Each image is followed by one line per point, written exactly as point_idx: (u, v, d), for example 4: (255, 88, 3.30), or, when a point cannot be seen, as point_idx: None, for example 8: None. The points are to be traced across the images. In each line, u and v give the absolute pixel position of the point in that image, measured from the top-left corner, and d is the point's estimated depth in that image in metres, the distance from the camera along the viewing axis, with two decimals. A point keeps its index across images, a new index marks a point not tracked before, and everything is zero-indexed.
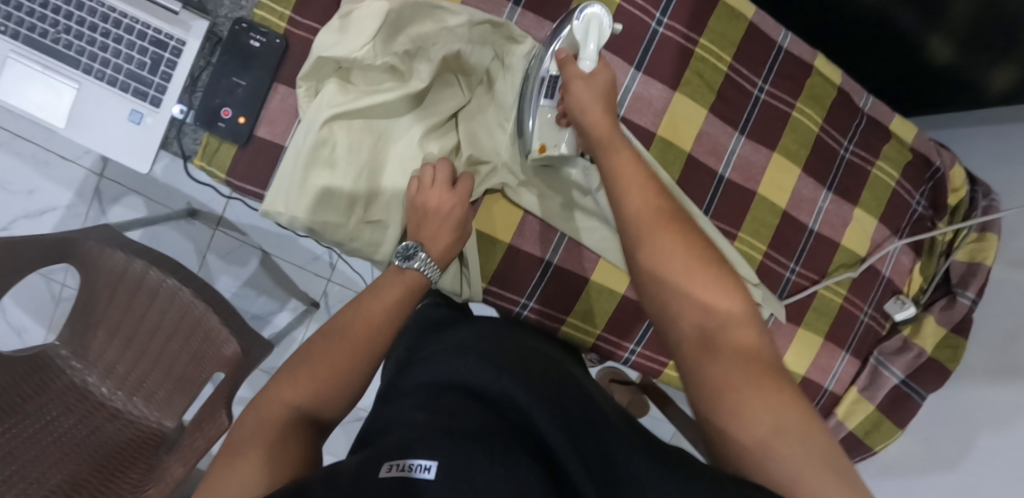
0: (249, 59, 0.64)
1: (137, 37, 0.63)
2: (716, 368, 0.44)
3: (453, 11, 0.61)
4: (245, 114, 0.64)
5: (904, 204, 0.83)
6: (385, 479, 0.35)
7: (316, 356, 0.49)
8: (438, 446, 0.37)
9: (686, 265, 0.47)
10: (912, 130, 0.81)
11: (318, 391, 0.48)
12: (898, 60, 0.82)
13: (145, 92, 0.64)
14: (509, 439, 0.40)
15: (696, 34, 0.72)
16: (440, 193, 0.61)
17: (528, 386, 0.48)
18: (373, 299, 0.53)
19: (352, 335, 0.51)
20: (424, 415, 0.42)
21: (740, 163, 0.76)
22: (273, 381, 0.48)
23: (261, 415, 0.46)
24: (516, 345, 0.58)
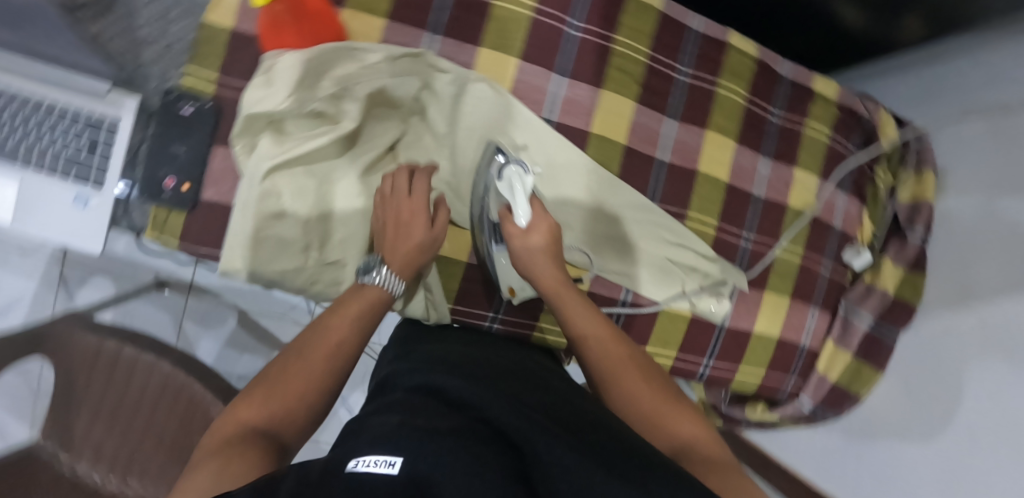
0: (183, 127, 0.65)
1: (71, 122, 0.64)
2: (688, 469, 0.45)
3: (370, 49, 0.63)
4: (188, 180, 0.66)
5: (840, 156, 0.86)
6: (353, 471, 0.36)
7: (274, 376, 0.48)
8: (402, 442, 0.39)
9: (645, 400, 0.52)
10: (834, 87, 0.85)
11: (273, 411, 0.45)
12: (811, 28, 0.86)
13: (87, 175, 0.65)
14: (478, 436, 0.42)
15: (610, 32, 0.75)
16: (411, 204, 0.63)
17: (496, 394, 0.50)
18: (336, 316, 0.53)
19: (313, 351, 0.50)
20: (396, 418, 0.44)
21: (676, 146, 0.79)
22: (228, 407, 0.46)
23: (215, 440, 0.43)
24: (488, 359, 0.61)
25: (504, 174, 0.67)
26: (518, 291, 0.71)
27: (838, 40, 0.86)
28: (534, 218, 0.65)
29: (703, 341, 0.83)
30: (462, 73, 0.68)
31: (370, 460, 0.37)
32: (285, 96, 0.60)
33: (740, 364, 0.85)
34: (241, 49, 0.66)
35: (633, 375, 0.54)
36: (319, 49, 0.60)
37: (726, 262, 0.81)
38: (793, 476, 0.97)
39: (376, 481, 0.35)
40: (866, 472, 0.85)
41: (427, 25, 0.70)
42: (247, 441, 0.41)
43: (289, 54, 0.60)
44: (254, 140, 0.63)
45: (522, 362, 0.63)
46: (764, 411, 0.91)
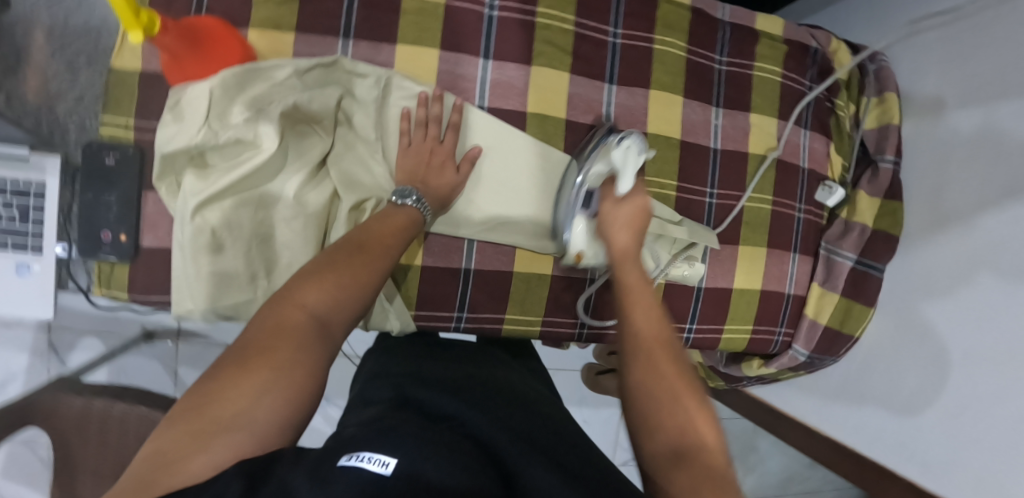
0: (108, 177, 0.64)
1: (0, 193, 0.63)
2: (680, 482, 0.40)
3: (276, 66, 0.62)
4: (125, 230, 0.64)
5: (796, 94, 0.82)
6: (343, 468, 0.37)
7: (340, 262, 0.50)
8: (396, 447, 0.40)
9: (671, 387, 0.47)
10: (777, 24, 0.81)
11: (335, 297, 0.48)
12: None
13: (25, 242, 0.64)
14: (470, 457, 0.43)
15: (531, 5, 0.71)
16: (431, 145, 0.66)
17: (479, 405, 0.52)
18: (383, 223, 0.56)
19: (371, 248, 0.53)
20: (384, 422, 0.46)
21: (620, 111, 0.76)
22: (290, 283, 0.48)
23: (278, 315, 0.46)
24: (479, 372, 0.62)
25: (622, 145, 0.68)
26: (586, 258, 0.71)
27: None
28: (634, 192, 0.66)
29: (683, 306, 0.81)
30: (380, 72, 0.66)
31: (364, 457, 0.39)
32: (198, 129, 0.59)
33: (726, 323, 0.83)
34: (154, 89, 0.64)
35: (667, 356, 0.50)
36: (222, 75, 0.58)
37: (693, 224, 0.77)
38: (803, 427, 0.95)
39: (368, 480, 0.36)
40: (876, 414, 0.82)
41: (338, 31, 0.67)
42: (304, 333, 0.45)
43: (194, 85, 0.59)
44: (179, 176, 0.62)
45: (514, 373, 0.66)
46: (760, 366, 0.89)
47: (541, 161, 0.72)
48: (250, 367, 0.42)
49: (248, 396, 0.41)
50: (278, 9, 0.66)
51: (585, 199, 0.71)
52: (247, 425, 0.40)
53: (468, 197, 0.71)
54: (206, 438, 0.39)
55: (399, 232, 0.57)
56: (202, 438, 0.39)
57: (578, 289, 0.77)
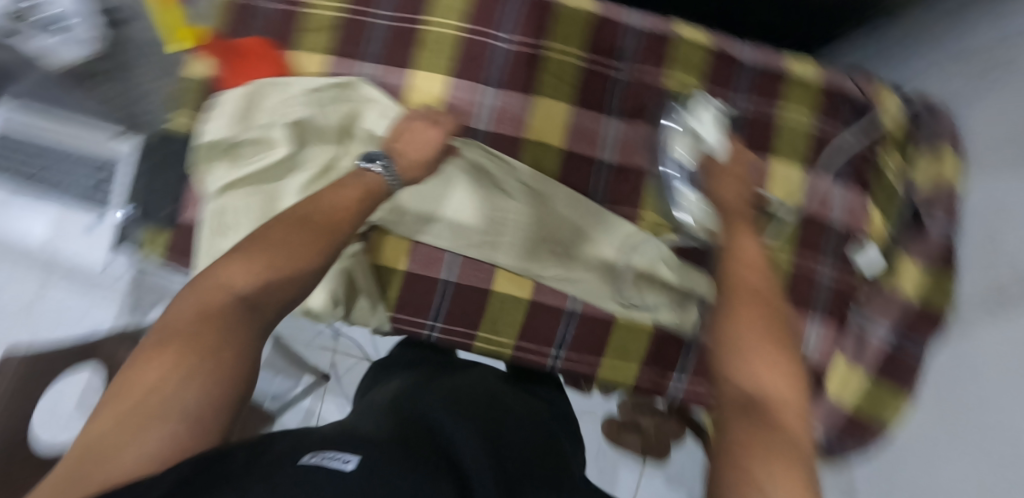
0: (165, 158, 0.76)
1: (89, 163, 0.78)
2: (739, 432, 0.36)
3: (293, 83, 0.73)
4: (169, 200, 0.74)
5: (830, 145, 0.75)
6: (302, 465, 0.29)
7: (270, 244, 0.48)
8: (364, 449, 0.32)
9: (755, 335, 0.43)
10: (810, 67, 0.75)
11: (266, 279, 0.45)
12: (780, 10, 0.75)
13: (96, 201, 0.77)
14: (441, 464, 0.35)
15: (541, 39, 0.75)
16: (421, 127, 0.67)
17: (458, 415, 0.45)
18: (332, 197, 0.54)
19: (316, 222, 0.51)
20: (357, 429, 0.38)
21: (624, 146, 0.76)
22: (213, 268, 0.45)
23: (197, 302, 0.42)
24: (469, 390, 0.53)
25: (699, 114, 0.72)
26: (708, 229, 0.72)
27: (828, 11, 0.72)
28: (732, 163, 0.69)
29: (671, 356, 0.75)
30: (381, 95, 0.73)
31: (323, 458, 0.31)
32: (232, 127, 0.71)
33: None
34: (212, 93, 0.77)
35: (756, 303, 0.47)
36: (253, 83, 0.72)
37: (686, 267, 0.73)
38: None
39: (330, 479, 0.29)
40: None
41: (364, 55, 0.76)
42: (235, 313, 0.41)
43: (228, 91, 0.72)
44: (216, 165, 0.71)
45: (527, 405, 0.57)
46: None
47: (531, 185, 0.73)
48: (173, 351, 0.38)
49: (173, 379, 0.36)
50: (317, 34, 0.76)
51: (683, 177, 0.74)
52: (180, 407, 0.35)
53: (465, 210, 0.73)
54: (134, 427, 0.33)
55: (352, 205, 0.55)
56: (128, 433, 0.33)
57: (558, 318, 0.75)
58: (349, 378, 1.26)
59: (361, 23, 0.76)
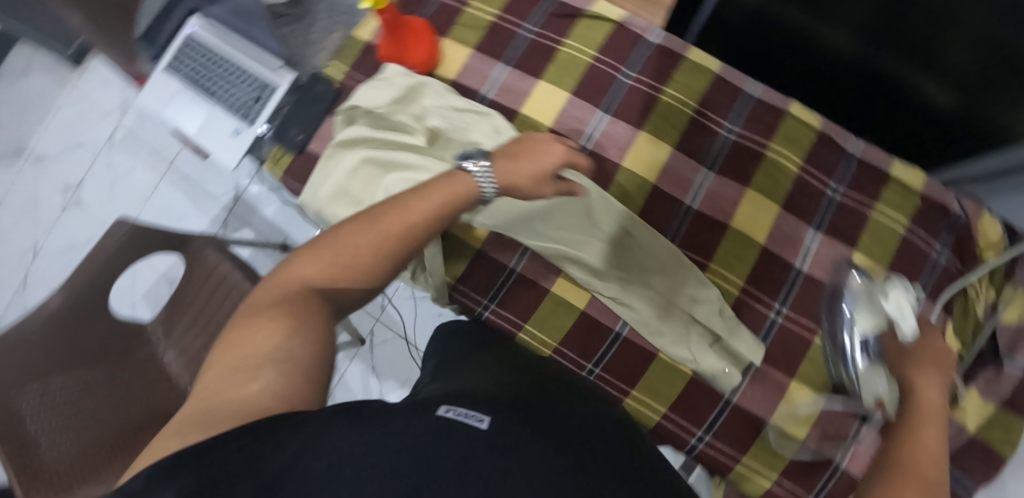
0: (313, 97, 0.88)
1: (253, 81, 0.91)
2: None
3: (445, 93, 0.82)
4: (305, 132, 0.87)
5: (919, 255, 0.74)
6: (443, 416, 0.35)
7: (342, 238, 0.47)
8: (496, 413, 0.37)
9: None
10: (919, 177, 0.76)
11: (336, 275, 0.46)
12: (901, 109, 0.77)
13: (247, 115, 0.90)
14: (568, 437, 0.38)
15: (661, 84, 0.81)
16: (540, 141, 0.59)
17: (583, 402, 0.49)
18: (418, 199, 0.50)
19: (386, 224, 0.48)
20: (496, 391, 0.43)
21: (708, 196, 0.78)
22: (291, 256, 0.48)
23: (274, 293, 0.45)
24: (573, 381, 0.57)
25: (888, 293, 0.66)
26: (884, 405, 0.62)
27: (942, 130, 0.75)
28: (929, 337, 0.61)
29: (701, 411, 0.75)
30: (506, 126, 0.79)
31: (463, 413, 0.36)
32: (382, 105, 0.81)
33: (744, 455, 0.74)
34: (366, 55, 0.88)
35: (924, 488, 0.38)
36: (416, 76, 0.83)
37: (740, 327, 0.74)
38: None
39: (474, 432, 0.34)
40: None
41: (503, 56, 0.85)
42: (306, 302, 0.44)
43: (393, 67, 0.83)
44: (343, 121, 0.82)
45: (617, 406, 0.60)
46: None
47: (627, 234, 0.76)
48: (274, 313, 0.43)
49: (270, 342, 0.41)
50: (468, 29, 0.86)
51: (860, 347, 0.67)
52: (284, 362, 0.40)
53: (555, 219, 0.76)
54: (251, 373, 0.39)
55: (434, 211, 0.50)
56: (239, 383, 0.38)
57: (603, 337, 0.77)
58: (381, 350, 1.33)
59: (509, 29, 0.85)
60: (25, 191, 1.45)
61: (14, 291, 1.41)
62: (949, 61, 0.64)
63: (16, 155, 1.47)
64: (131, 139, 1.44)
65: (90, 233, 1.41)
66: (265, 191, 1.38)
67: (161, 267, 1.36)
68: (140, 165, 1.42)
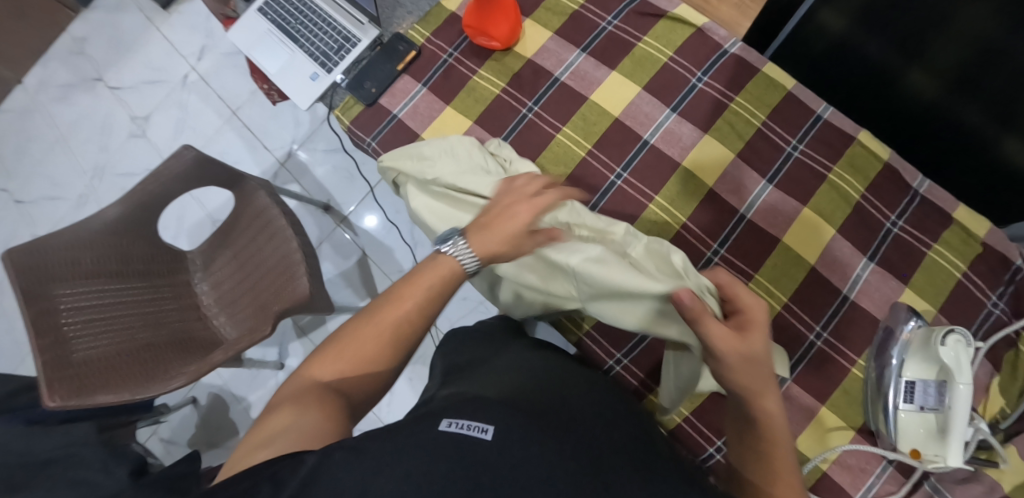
0: (393, 55, 0.92)
1: (337, 32, 0.95)
2: None
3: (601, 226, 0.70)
4: (378, 88, 0.91)
5: (973, 302, 0.72)
6: (443, 431, 0.41)
7: (348, 339, 0.54)
8: (493, 416, 0.43)
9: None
10: (982, 223, 0.74)
11: (346, 371, 0.53)
12: (976, 163, 0.77)
13: (326, 63, 0.95)
14: (561, 438, 0.43)
15: (733, 93, 0.81)
16: (520, 202, 0.59)
17: (591, 404, 0.53)
18: (407, 288, 0.55)
19: (380, 320, 0.54)
20: (503, 397, 0.49)
21: (763, 209, 0.78)
22: (316, 354, 0.55)
23: (298, 384, 0.53)
24: (580, 378, 0.61)
25: (948, 341, 0.64)
26: (923, 457, 0.66)
27: (1017, 189, 0.74)
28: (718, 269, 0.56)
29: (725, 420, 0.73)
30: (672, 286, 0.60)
31: (463, 426, 0.42)
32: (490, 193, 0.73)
33: None
34: (451, 25, 0.92)
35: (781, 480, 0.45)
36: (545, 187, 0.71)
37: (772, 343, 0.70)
38: None
39: (467, 447, 0.40)
40: None
41: (581, 43, 0.87)
42: (320, 393, 0.51)
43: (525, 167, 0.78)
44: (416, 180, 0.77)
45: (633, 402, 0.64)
46: None
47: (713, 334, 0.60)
48: (309, 402, 0.50)
49: (288, 418, 0.48)
50: (552, 13, 0.89)
51: (906, 391, 0.68)
52: (293, 432, 0.47)
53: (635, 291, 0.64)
54: (264, 443, 0.46)
55: (423, 298, 0.55)
56: (265, 447, 0.46)
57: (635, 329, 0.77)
58: None
59: (591, 18, 0.88)
60: (98, 116, 1.52)
61: (70, 206, 1.47)
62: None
63: (95, 81, 1.54)
64: (203, 83, 1.50)
65: (149, 164, 1.47)
66: (320, 151, 1.42)
67: (208, 207, 1.40)
68: (208, 107, 1.48)
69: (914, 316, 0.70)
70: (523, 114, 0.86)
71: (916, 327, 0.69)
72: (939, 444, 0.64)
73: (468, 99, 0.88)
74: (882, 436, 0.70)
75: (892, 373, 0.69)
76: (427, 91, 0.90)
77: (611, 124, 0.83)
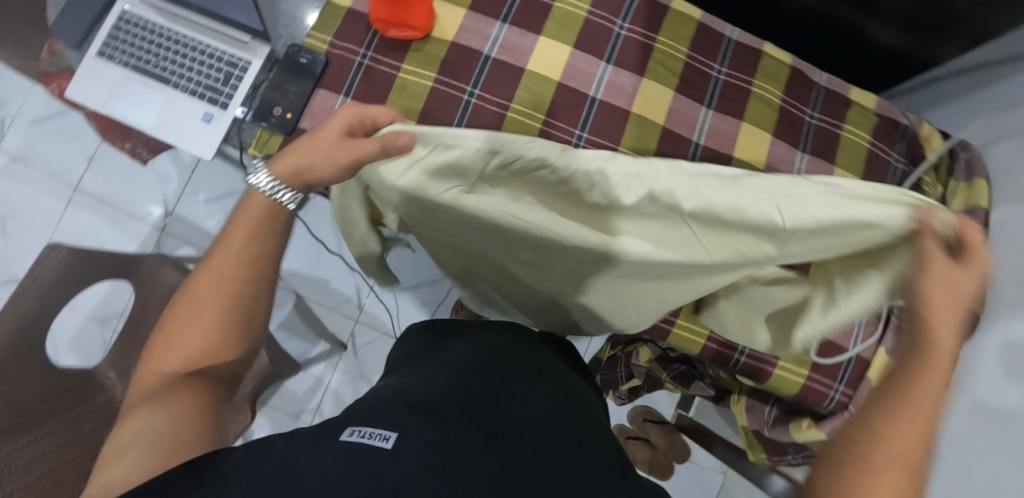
0: (299, 72, 0.82)
1: (217, 60, 0.83)
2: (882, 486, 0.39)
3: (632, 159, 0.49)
4: (292, 111, 0.81)
5: (883, 162, 0.87)
6: (345, 440, 0.44)
7: (182, 315, 0.50)
8: (398, 425, 0.46)
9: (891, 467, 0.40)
10: (871, 97, 0.89)
11: (192, 356, 0.49)
12: (854, 49, 0.90)
13: (217, 98, 0.82)
14: (467, 431, 0.47)
15: (654, 33, 0.85)
16: (337, 121, 0.51)
17: (512, 390, 0.57)
18: (225, 246, 0.51)
19: (207, 278, 0.50)
20: (426, 396, 0.53)
21: (712, 133, 0.84)
22: (152, 345, 0.50)
23: (146, 384, 0.48)
24: (513, 353, 0.65)
25: None
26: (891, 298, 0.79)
27: (888, 61, 0.89)
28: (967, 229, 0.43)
29: None
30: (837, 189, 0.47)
31: (365, 434, 0.45)
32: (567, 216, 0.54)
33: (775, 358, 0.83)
34: (353, 23, 0.83)
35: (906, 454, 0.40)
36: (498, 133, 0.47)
37: None
38: None
39: (368, 456, 0.42)
40: None
41: (499, 15, 0.84)
42: (182, 388, 0.47)
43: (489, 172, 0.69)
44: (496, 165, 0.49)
45: (569, 372, 0.69)
46: (810, 427, 0.85)
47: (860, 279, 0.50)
48: (173, 395, 0.46)
49: (133, 436, 0.44)
50: None
51: None
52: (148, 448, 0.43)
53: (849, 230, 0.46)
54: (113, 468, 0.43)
55: (248, 250, 0.51)
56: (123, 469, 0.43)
57: None
58: (366, 352, 1.30)
59: None
60: None
61: None
62: (890, 11, 0.80)
63: None
64: (19, 164, 1.23)
65: None
66: (203, 202, 1.23)
67: (87, 307, 1.18)
68: (41, 191, 1.23)
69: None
70: (467, 101, 0.82)
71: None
72: None
73: (402, 99, 0.82)
74: None
75: None
76: (352, 101, 0.82)
77: (556, 89, 0.83)
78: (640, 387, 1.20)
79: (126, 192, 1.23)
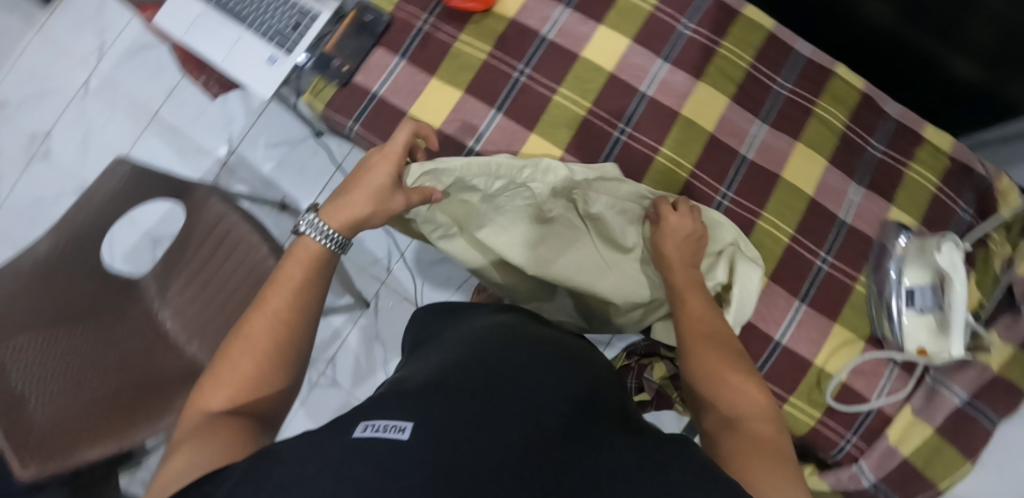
0: (362, 28, 0.85)
1: (290, 7, 0.86)
2: (733, 395, 0.52)
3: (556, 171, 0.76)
4: (350, 64, 0.84)
5: (947, 209, 0.80)
6: (357, 437, 0.36)
7: (228, 359, 0.51)
8: (408, 412, 0.38)
9: (738, 382, 0.53)
10: (947, 138, 0.82)
11: (239, 394, 0.50)
12: (934, 81, 0.83)
13: (283, 43, 0.85)
14: (490, 406, 0.39)
15: (719, 37, 0.83)
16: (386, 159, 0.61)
17: (538, 362, 0.49)
18: (275, 290, 0.54)
19: (255, 322, 0.52)
20: (429, 376, 0.44)
21: (762, 148, 0.81)
22: (199, 388, 0.50)
23: (187, 427, 0.48)
24: (527, 334, 0.56)
25: (945, 252, 0.70)
26: (930, 354, 0.73)
27: (974, 99, 0.81)
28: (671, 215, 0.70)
29: (752, 352, 0.78)
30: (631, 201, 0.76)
31: (379, 427, 0.36)
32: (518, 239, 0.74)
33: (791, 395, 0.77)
34: None
35: (717, 349, 0.56)
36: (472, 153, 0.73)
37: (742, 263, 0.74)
38: None
39: (384, 452, 0.34)
40: None
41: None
42: (223, 420, 0.47)
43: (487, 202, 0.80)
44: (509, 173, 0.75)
45: (598, 361, 0.60)
46: (812, 473, 0.80)
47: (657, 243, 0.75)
48: (212, 429, 0.46)
49: (179, 463, 0.43)
50: None
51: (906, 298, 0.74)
52: (185, 474, 0.42)
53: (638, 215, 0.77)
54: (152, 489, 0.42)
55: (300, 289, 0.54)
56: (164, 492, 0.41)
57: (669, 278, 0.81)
58: (386, 314, 1.33)
59: None
60: None
61: None
62: (974, 38, 0.72)
63: None
64: (110, 86, 1.35)
65: (62, 188, 1.32)
66: (262, 146, 1.30)
67: (143, 224, 1.28)
68: (123, 113, 1.34)
69: (902, 231, 0.77)
70: (516, 78, 0.82)
71: (907, 242, 0.76)
72: (942, 336, 0.72)
73: (453, 67, 0.83)
74: (888, 342, 0.77)
75: (894, 283, 0.75)
76: (406, 63, 0.84)
77: (607, 79, 0.82)
78: (648, 402, 1.11)
79: (197, 126, 1.32)
